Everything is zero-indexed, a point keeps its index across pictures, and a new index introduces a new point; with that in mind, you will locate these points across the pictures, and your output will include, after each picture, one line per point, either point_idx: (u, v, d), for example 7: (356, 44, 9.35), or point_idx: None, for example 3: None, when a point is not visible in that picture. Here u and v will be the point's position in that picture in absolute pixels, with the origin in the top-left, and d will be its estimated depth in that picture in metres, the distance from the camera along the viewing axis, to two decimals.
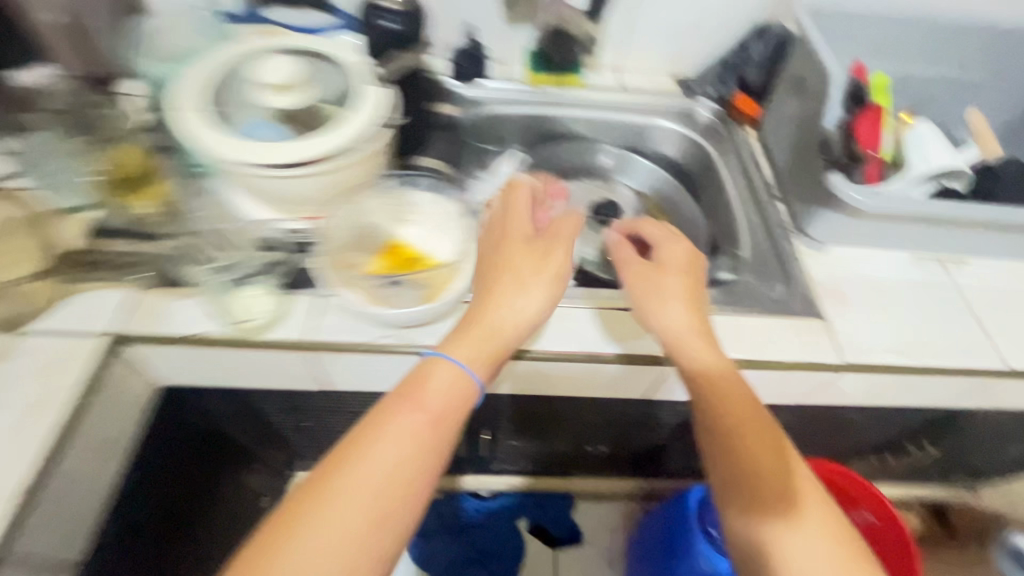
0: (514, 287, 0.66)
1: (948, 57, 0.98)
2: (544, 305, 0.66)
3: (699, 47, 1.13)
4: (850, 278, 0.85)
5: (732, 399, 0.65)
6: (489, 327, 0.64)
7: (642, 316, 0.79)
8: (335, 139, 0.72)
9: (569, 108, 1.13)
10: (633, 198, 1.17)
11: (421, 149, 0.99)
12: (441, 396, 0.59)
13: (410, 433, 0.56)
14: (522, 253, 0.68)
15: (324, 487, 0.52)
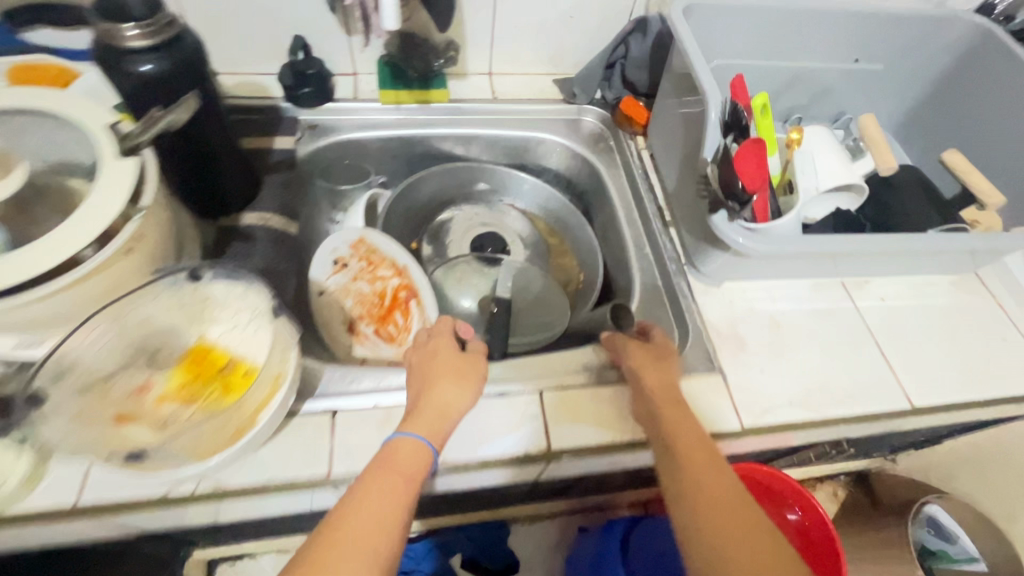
0: (434, 384, 0.62)
1: (843, 49, 0.88)
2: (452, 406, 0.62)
3: (578, 45, 0.99)
4: (749, 321, 0.77)
5: (672, 413, 0.61)
6: (434, 410, 0.59)
7: (519, 401, 0.67)
8: (64, 244, 0.51)
9: (435, 127, 0.96)
10: (523, 222, 1.04)
11: (246, 202, 0.80)
12: (450, 407, 0.61)
13: (386, 490, 0.51)
14: (449, 366, 0.64)
15: (338, 528, 0.47)
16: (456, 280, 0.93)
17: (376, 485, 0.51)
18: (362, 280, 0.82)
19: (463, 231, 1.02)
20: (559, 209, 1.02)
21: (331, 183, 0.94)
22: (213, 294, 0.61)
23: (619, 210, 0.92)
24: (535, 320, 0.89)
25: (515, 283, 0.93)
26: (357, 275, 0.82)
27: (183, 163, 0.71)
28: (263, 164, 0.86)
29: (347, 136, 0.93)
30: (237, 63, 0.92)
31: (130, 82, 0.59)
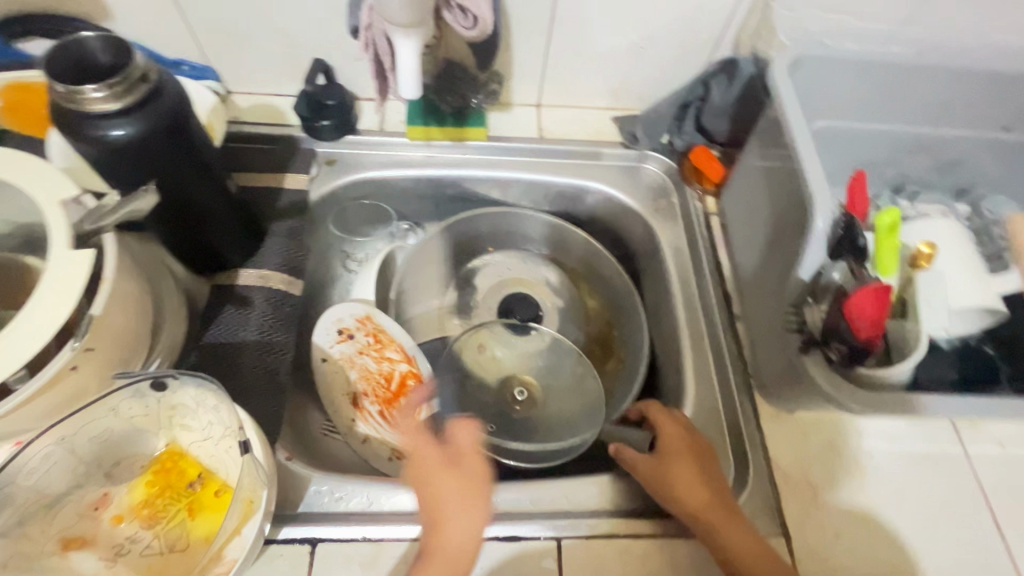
0: (442, 515, 0.52)
1: (986, 115, 0.70)
2: (469, 534, 0.51)
3: (646, 81, 0.83)
4: (827, 466, 0.62)
5: (729, 527, 0.54)
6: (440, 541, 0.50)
7: (532, 550, 0.56)
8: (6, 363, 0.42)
9: (468, 168, 0.83)
10: (563, 281, 0.89)
11: (245, 256, 0.71)
12: (461, 526, 0.51)
13: None
14: (445, 485, 0.54)
15: None
16: (475, 356, 0.78)
17: None
18: (369, 355, 0.73)
19: (490, 286, 0.87)
20: (606, 270, 0.86)
21: (348, 228, 0.84)
22: (181, 404, 0.52)
23: (680, 288, 0.76)
24: (562, 411, 0.77)
25: (545, 361, 0.80)
26: (364, 349, 0.73)
27: (175, 220, 0.62)
28: (268, 209, 0.76)
29: (367, 173, 0.81)
30: (254, 82, 0.82)
31: (99, 151, 0.50)
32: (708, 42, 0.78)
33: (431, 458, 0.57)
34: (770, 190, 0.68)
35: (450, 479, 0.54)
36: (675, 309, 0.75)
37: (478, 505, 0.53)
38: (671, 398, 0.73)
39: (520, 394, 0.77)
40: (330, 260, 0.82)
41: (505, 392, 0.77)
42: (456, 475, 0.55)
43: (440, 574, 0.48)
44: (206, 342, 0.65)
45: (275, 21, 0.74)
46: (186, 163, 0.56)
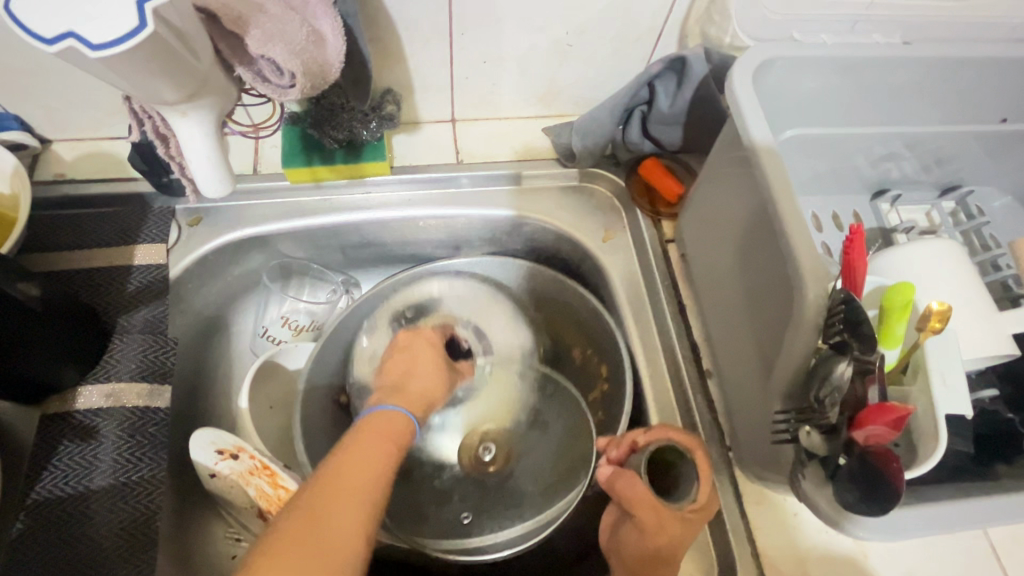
0: (380, 431, 0.52)
1: (976, 106, 0.59)
2: (400, 424, 0.54)
3: (578, 85, 0.69)
4: (831, 562, 0.50)
5: None
6: (401, 380, 0.59)
7: None
8: None
9: (369, 209, 0.67)
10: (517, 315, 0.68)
11: (82, 373, 0.55)
12: (418, 379, 0.59)
13: (368, 446, 0.50)
14: (412, 360, 0.61)
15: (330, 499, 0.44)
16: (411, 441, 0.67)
17: (362, 445, 0.50)
18: (260, 479, 0.58)
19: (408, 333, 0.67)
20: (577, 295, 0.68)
21: (230, 299, 0.69)
22: None
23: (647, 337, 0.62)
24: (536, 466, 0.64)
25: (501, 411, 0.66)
26: (254, 471, 0.58)
27: None
28: (114, 298, 0.59)
29: (244, 231, 0.65)
30: (78, 126, 0.63)
31: None
32: (647, 36, 0.63)
33: (399, 357, 0.62)
34: (738, 226, 0.54)
35: (421, 355, 0.61)
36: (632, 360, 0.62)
37: (440, 373, 0.61)
38: None
39: (486, 454, 0.64)
40: (211, 342, 0.67)
41: (467, 459, 0.64)
42: (431, 355, 0.62)
43: (404, 405, 0.57)
44: (35, 500, 0.50)
45: None
46: None
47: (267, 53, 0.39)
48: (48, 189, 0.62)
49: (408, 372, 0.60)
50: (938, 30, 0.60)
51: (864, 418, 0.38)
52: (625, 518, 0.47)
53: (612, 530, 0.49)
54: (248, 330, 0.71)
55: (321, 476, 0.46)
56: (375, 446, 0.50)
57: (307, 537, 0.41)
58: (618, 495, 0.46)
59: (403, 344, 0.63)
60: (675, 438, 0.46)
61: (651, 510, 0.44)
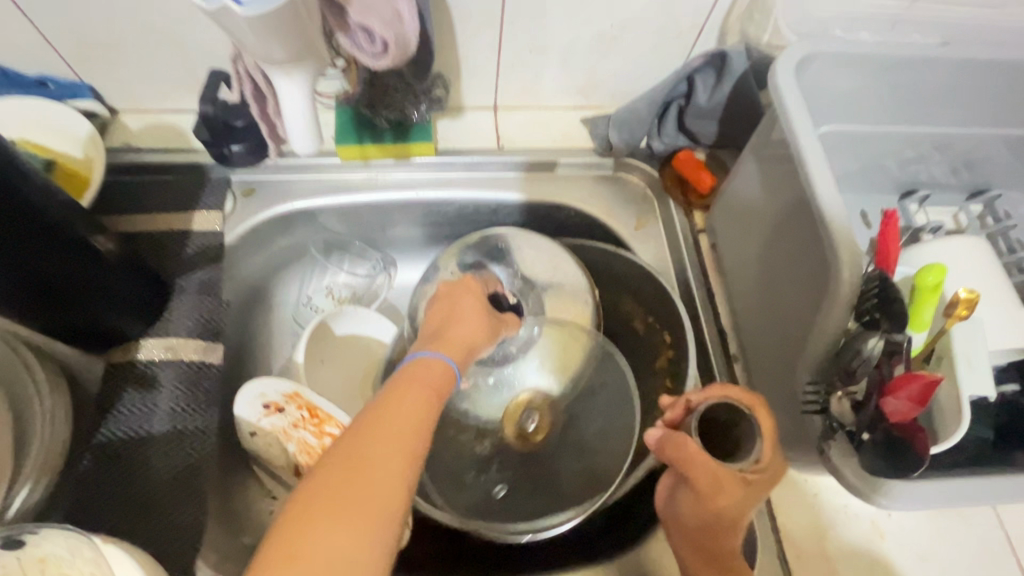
0: (418, 383, 0.45)
1: (1009, 112, 0.61)
2: (441, 376, 0.47)
3: (619, 77, 0.71)
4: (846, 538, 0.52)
5: None
6: (444, 328, 0.53)
7: None
8: None
9: (413, 188, 0.70)
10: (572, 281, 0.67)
11: (144, 326, 0.58)
12: (461, 327, 0.53)
13: (405, 400, 0.42)
14: (456, 310, 0.56)
15: (360, 467, 0.37)
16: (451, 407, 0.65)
17: (399, 398, 0.43)
18: (306, 430, 0.61)
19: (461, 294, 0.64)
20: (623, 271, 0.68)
21: (276, 270, 0.72)
22: (54, 554, 0.40)
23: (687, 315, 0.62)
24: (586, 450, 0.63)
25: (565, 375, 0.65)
26: (298, 423, 0.61)
27: (34, 318, 0.51)
28: (173, 259, 0.62)
29: (295, 204, 0.68)
30: (144, 98, 0.67)
31: None
32: (691, 32, 0.65)
33: (442, 306, 0.56)
34: (771, 214, 0.56)
35: (465, 304, 0.56)
36: (687, 343, 0.61)
37: (483, 325, 0.55)
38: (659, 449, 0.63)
39: (530, 424, 0.64)
40: (256, 308, 0.71)
41: (512, 429, 0.64)
42: (475, 304, 0.56)
43: (443, 350, 0.50)
44: (100, 441, 0.54)
45: (155, 28, 0.59)
46: (36, 249, 0.45)
47: (365, 23, 0.43)
48: (114, 156, 0.66)
49: (451, 321, 0.54)
50: (976, 35, 0.62)
51: (895, 389, 0.40)
52: (681, 482, 0.47)
53: (669, 494, 0.49)
54: (292, 300, 0.74)
55: (355, 433, 0.40)
56: (414, 399, 0.43)
57: (339, 497, 0.36)
58: (669, 459, 0.46)
59: (447, 293, 0.58)
60: (732, 400, 0.47)
61: (707, 472, 0.44)
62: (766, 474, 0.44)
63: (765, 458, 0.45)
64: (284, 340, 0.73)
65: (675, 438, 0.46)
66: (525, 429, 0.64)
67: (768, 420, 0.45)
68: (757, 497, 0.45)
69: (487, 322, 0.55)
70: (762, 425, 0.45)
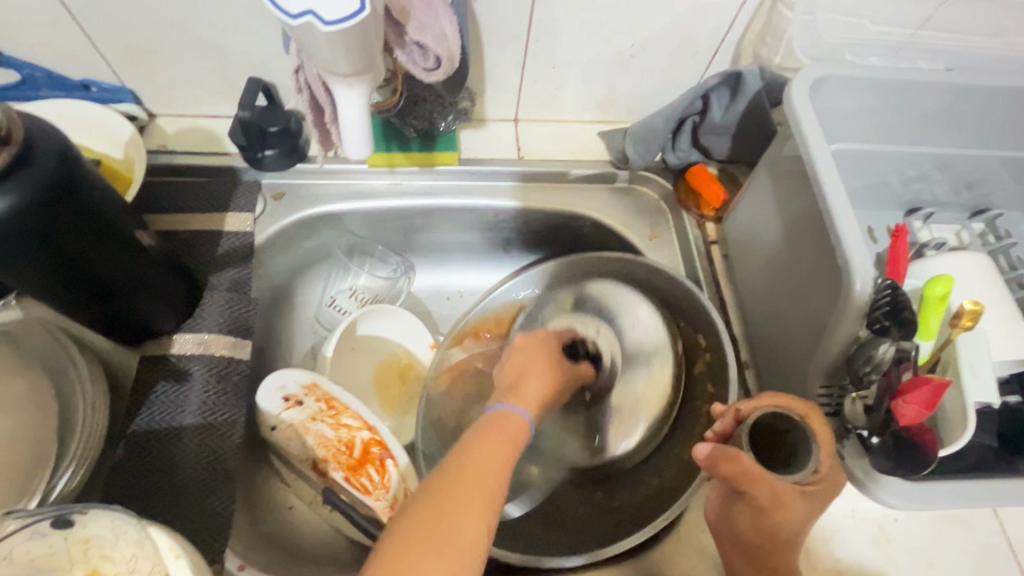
0: (500, 430, 0.47)
1: (1009, 135, 0.64)
2: (520, 427, 0.49)
3: (636, 94, 0.74)
4: (853, 540, 0.54)
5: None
6: (516, 380, 0.55)
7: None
8: None
9: (436, 195, 0.73)
10: (652, 333, 0.63)
11: (178, 321, 0.60)
12: (534, 381, 0.55)
13: (488, 448, 0.45)
14: (528, 362, 0.58)
15: (449, 506, 0.39)
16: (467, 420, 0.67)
17: (483, 445, 0.45)
18: (322, 423, 0.62)
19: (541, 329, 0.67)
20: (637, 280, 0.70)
21: (301, 270, 0.75)
22: (97, 535, 0.42)
23: (711, 325, 0.63)
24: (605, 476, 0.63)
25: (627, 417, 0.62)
26: (315, 416, 0.63)
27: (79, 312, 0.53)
28: (205, 257, 0.64)
29: (321, 207, 0.71)
30: (181, 103, 0.70)
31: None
32: (707, 52, 0.68)
33: (518, 359, 0.58)
34: (784, 225, 0.59)
35: (536, 357, 0.58)
36: (727, 356, 0.60)
37: (553, 378, 0.56)
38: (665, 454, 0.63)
39: None
40: (280, 307, 0.73)
41: None
42: (545, 356, 0.58)
43: (516, 404, 0.52)
44: (134, 431, 0.55)
45: (198, 37, 0.62)
46: (93, 245, 0.47)
47: (421, 40, 0.46)
48: (151, 158, 0.68)
49: (524, 375, 0.56)
50: (978, 62, 0.65)
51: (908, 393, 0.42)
52: (734, 497, 0.47)
53: (722, 506, 0.48)
54: (315, 300, 0.76)
55: (444, 475, 0.42)
56: (496, 447, 0.45)
57: (432, 536, 0.37)
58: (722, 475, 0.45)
59: (520, 346, 0.60)
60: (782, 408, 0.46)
61: (767, 489, 0.43)
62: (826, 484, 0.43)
63: (822, 467, 0.44)
64: (305, 339, 0.75)
65: (725, 453, 0.45)
66: None
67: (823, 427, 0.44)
68: (815, 508, 0.44)
69: (557, 376, 0.57)
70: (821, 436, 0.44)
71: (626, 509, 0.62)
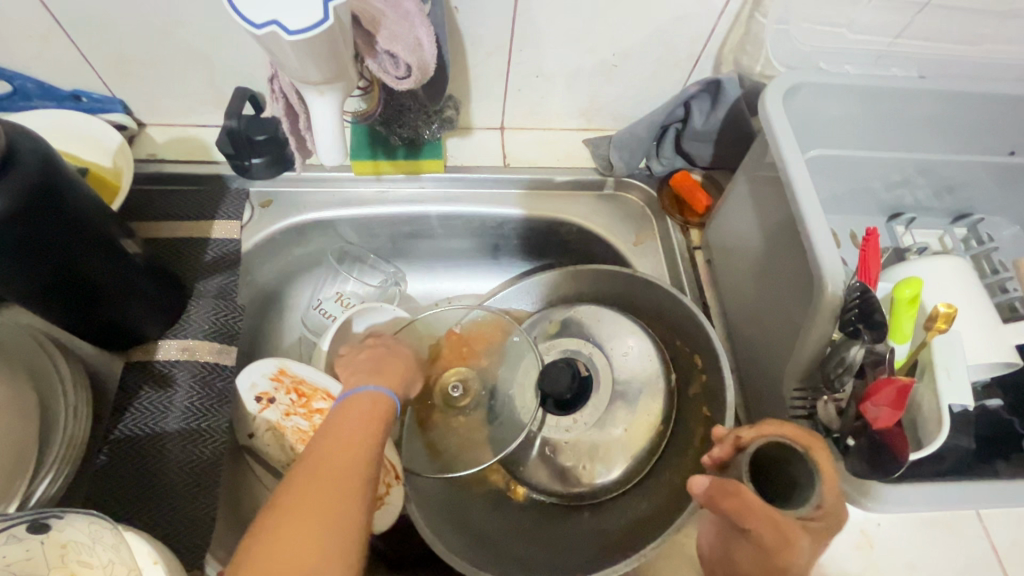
0: (359, 391, 0.52)
1: (987, 140, 0.65)
2: (379, 403, 0.51)
3: (621, 102, 0.75)
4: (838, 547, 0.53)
5: None
6: (376, 369, 0.58)
7: None
8: None
9: (424, 202, 0.74)
10: (636, 362, 0.64)
11: (164, 327, 0.61)
12: (390, 373, 0.58)
13: (347, 423, 0.47)
14: (395, 355, 0.61)
15: (311, 471, 0.41)
16: (458, 437, 0.64)
17: (345, 422, 0.47)
18: (297, 415, 0.63)
19: (533, 358, 0.65)
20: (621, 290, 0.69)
21: (289, 278, 0.75)
22: (74, 540, 0.42)
23: (699, 331, 0.63)
24: (599, 497, 0.62)
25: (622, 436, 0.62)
26: (289, 411, 0.63)
27: (63, 317, 0.53)
28: (192, 264, 0.65)
29: (309, 215, 0.72)
30: (171, 113, 0.71)
31: None
32: (689, 61, 0.69)
33: (357, 354, 0.61)
34: (763, 232, 0.59)
35: (396, 357, 0.61)
36: (725, 377, 0.60)
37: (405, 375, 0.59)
38: (650, 470, 0.62)
39: (456, 390, 0.65)
40: (268, 314, 0.74)
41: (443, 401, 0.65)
42: (401, 355, 0.62)
43: (381, 386, 0.54)
44: (118, 436, 0.56)
45: (185, 49, 0.63)
46: (77, 251, 0.48)
47: (391, 50, 0.47)
48: (140, 166, 0.69)
49: (389, 360, 0.60)
50: (955, 69, 0.66)
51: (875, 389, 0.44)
52: (733, 536, 0.42)
53: (719, 543, 0.44)
54: (302, 306, 0.76)
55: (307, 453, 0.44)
56: (357, 423, 0.47)
57: (308, 507, 0.39)
58: (721, 510, 0.41)
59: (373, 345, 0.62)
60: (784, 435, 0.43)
61: (771, 527, 0.38)
62: (830, 521, 0.40)
63: (827, 503, 0.40)
64: (293, 345, 0.75)
65: (726, 487, 0.40)
66: (451, 395, 0.65)
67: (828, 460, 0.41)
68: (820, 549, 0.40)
69: (396, 381, 0.57)
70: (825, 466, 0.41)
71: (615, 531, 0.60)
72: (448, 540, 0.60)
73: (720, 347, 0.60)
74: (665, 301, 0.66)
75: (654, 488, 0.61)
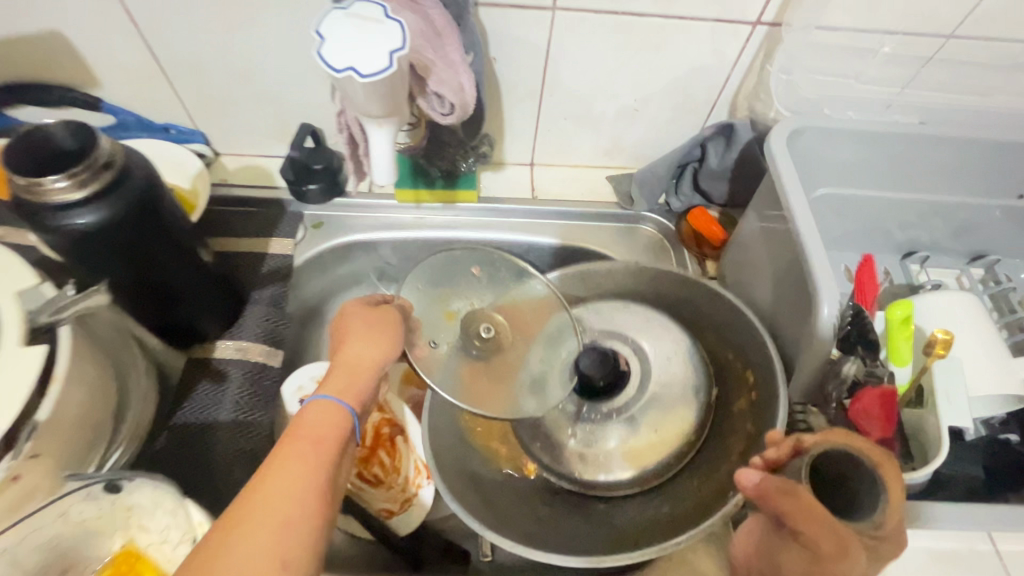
0: (350, 339, 0.52)
1: (996, 185, 0.68)
2: (368, 349, 0.51)
3: (642, 143, 0.81)
4: None
5: None
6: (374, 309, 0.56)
7: None
8: None
9: (458, 230, 0.81)
10: (680, 365, 0.62)
11: (221, 329, 0.68)
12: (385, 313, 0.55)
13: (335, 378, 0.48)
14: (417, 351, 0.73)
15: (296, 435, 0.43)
16: (475, 391, 0.58)
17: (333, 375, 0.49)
18: None
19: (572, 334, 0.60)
20: (654, 296, 0.69)
21: (331, 294, 0.83)
22: (138, 504, 0.48)
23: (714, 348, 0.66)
24: (611, 491, 0.59)
25: (645, 436, 0.59)
26: None
27: (142, 313, 0.60)
28: (251, 275, 0.73)
29: (357, 236, 0.79)
30: (242, 145, 0.81)
31: (84, 246, 0.49)
32: (706, 108, 0.75)
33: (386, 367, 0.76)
34: (771, 257, 0.63)
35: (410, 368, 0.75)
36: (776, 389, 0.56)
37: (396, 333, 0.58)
38: (681, 474, 0.60)
39: (488, 334, 0.59)
40: (311, 325, 0.81)
41: (470, 343, 0.60)
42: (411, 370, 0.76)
43: (374, 328, 0.53)
44: (177, 422, 0.62)
45: (261, 90, 0.73)
46: (161, 256, 0.56)
47: (439, 91, 0.55)
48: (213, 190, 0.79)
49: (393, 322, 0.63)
50: (962, 118, 0.70)
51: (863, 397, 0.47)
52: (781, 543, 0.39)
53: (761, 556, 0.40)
54: None
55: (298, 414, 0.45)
56: (341, 377, 0.48)
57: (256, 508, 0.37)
58: (776, 509, 0.38)
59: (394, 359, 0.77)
60: (860, 451, 0.40)
61: (831, 537, 0.35)
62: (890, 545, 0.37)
63: (889, 526, 0.37)
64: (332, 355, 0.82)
65: (785, 487, 0.39)
66: (481, 337, 0.59)
67: (899, 480, 0.38)
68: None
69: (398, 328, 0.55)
70: (896, 489, 0.38)
71: (628, 526, 0.58)
72: (491, 521, 0.57)
73: (773, 353, 0.56)
74: (717, 310, 0.65)
75: (676, 494, 0.59)
